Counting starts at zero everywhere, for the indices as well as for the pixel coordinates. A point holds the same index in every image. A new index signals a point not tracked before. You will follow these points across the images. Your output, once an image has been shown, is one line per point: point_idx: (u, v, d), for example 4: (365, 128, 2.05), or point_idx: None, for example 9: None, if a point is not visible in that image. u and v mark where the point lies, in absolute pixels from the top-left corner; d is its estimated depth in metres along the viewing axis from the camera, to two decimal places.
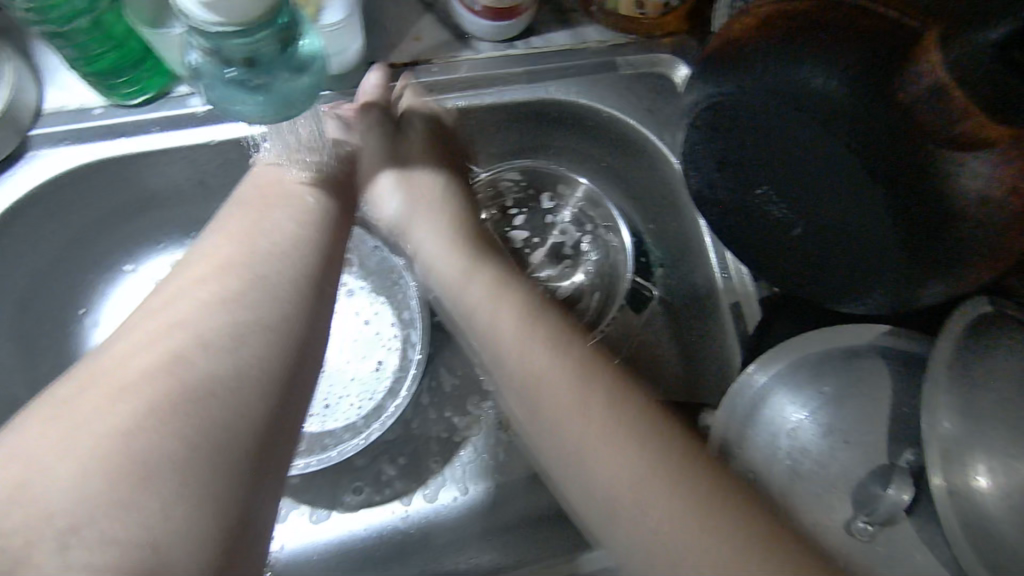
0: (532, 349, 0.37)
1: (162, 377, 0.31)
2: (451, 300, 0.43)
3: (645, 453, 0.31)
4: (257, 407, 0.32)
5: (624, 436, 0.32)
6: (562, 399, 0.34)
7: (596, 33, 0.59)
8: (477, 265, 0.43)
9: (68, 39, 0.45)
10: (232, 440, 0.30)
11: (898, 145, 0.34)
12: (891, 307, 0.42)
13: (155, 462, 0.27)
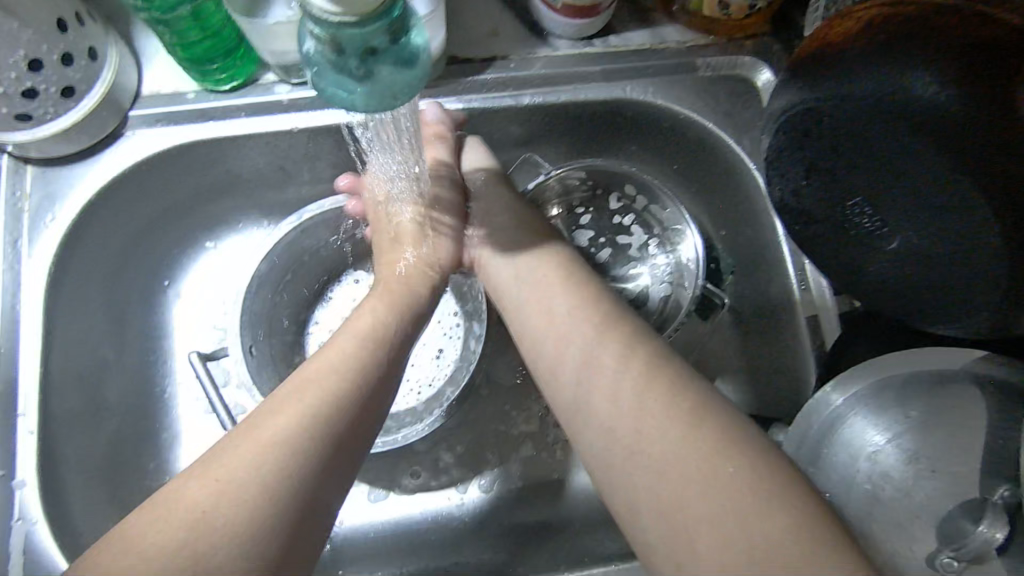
0: (605, 390, 0.40)
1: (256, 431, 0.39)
2: (530, 314, 0.48)
3: (713, 495, 0.34)
4: (306, 473, 0.38)
5: (698, 479, 0.35)
6: (644, 442, 0.37)
7: (675, 33, 0.57)
8: (559, 285, 0.48)
9: (168, 25, 0.47)
10: (278, 498, 0.36)
11: (1008, 161, 0.32)
12: (992, 333, 0.39)
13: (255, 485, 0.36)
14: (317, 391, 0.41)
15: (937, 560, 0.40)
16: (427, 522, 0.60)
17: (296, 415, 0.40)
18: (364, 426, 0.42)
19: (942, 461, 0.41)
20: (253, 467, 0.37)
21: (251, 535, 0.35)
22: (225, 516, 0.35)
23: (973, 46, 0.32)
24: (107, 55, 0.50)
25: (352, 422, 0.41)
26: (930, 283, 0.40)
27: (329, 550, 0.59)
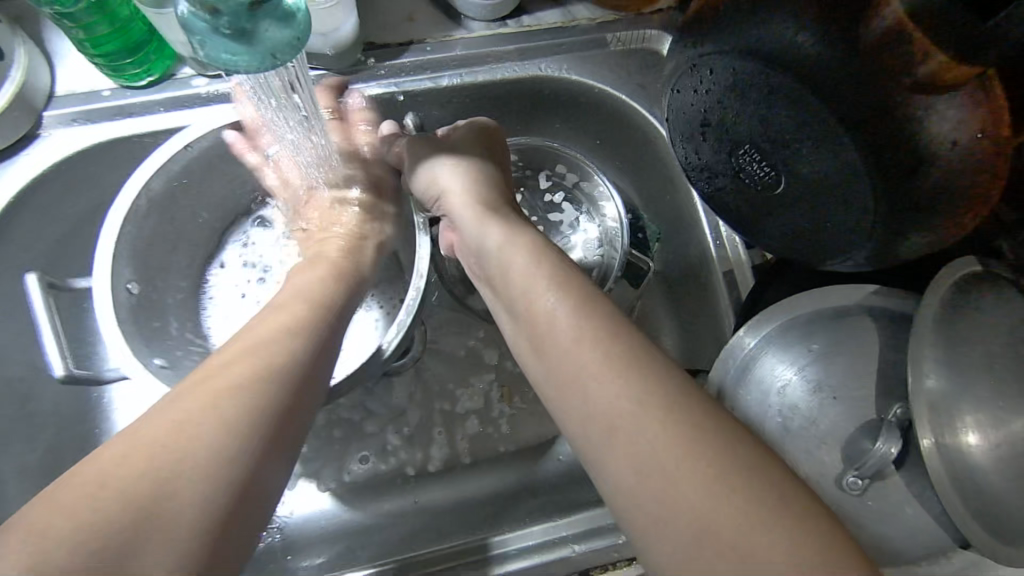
0: (530, 292, 0.39)
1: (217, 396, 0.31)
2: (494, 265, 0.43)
3: (651, 411, 0.31)
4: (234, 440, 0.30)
5: (591, 371, 0.34)
6: (613, 405, 0.32)
7: (585, 10, 0.60)
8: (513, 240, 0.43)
9: (73, 19, 0.46)
10: (237, 460, 0.30)
11: (869, 90, 0.33)
12: (875, 262, 0.42)
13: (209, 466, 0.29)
14: (277, 342, 0.36)
15: (845, 481, 0.43)
16: (377, 503, 0.61)
17: (252, 366, 0.34)
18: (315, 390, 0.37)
19: (843, 387, 0.44)
20: (199, 433, 0.29)
21: (182, 522, 0.27)
22: (180, 507, 0.27)
23: None
24: (14, 53, 0.50)
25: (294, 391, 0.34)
26: (819, 224, 0.42)
27: (278, 539, 0.58)
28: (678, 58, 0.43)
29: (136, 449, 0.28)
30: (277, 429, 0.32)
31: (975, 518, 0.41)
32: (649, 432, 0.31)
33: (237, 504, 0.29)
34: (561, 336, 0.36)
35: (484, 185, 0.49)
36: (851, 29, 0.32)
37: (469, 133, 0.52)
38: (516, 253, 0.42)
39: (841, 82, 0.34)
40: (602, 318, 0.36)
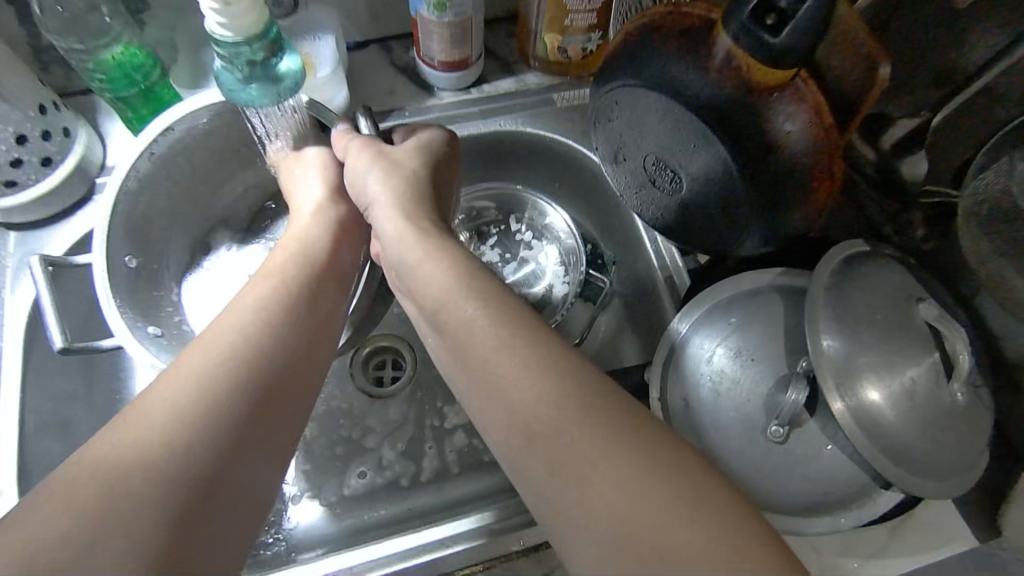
0: (446, 293, 0.44)
1: (173, 421, 0.38)
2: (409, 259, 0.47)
3: (560, 405, 0.38)
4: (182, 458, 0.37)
5: (508, 380, 0.40)
6: (528, 401, 0.39)
7: (535, 77, 0.73)
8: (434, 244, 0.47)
9: (125, 101, 0.59)
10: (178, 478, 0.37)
11: (723, 99, 0.44)
12: (770, 241, 0.51)
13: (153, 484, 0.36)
14: (239, 358, 0.43)
15: (769, 431, 0.50)
16: (376, 510, 0.67)
17: (211, 386, 0.41)
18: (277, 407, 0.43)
19: (759, 351, 0.52)
20: (161, 444, 0.37)
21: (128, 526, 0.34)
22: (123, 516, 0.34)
23: (683, 31, 0.45)
24: (78, 133, 0.62)
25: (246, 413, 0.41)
26: (717, 215, 0.52)
27: (284, 545, 0.64)
28: (597, 97, 0.54)
29: (112, 453, 0.37)
30: (231, 433, 0.40)
31: (880, 452, 0.47)
32: (567, 424, 0.37)
33: (218, 464, 0.38)
34: (480, 348, 0.42)
35: (422, 197, 0.52)
36: (702, 52, 0.44)
37: (420, 150, 0.55)
38: (431, 253, 0.47)
39: (705, 96, 0.45)
40: (516, 328, 0.42)
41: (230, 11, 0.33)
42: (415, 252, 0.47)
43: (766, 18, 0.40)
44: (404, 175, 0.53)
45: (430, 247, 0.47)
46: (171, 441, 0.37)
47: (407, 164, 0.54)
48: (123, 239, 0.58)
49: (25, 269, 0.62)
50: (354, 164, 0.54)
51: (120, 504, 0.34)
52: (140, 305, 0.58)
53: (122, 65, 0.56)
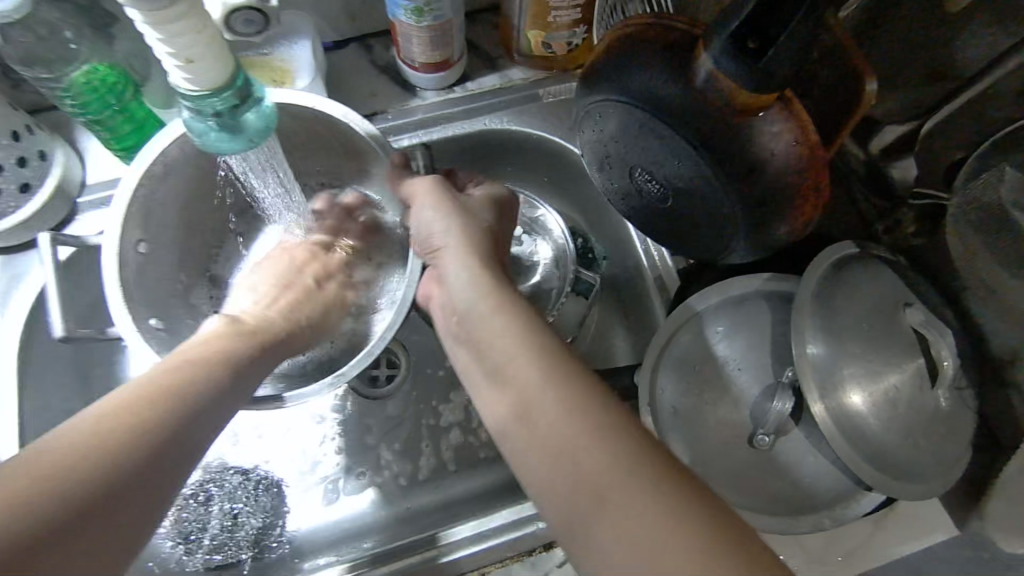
0: (498, 343, 0.42)
1: (111, 420, 0.36)
2: (472, 313, 0.45)
3: (605, 455, 0.35)
4: (106, 461, 0.34)
5: (576, 440, 0.36)
6: (574, 456, 0.35)
7: (520, 73, 0.71)
8: (501, 295, 0.44)
9: (99, 124, 0.58)
10: (95, 482, 0.34)
11: (710, 117, 0.43)
12: (758, 251, 0.51)
13: (62, 477, 0.33)
14: (179, 378, 0.41)
15: (755, 439, 0.52)
16: (376, 511, 0.69)
17: (143, 396, 0.38)
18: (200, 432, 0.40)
19: (746, 360, 0.54)
20: (81, 446, 0.34)
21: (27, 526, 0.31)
22: (26, 515, 0.31)
23: (669, 46, 0.44)
24: (55, 154, 0.61)
25: (174, 424, 0.38)
26: (704, 225, 0.52)
27: (288, 548, 0.66)
28: (581, 104, 0.53)
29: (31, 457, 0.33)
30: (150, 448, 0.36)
31: (864, 459, 0.48)
32: (638, 492, 0.33)
33: (119, 491, 0.34)
34: (544, 409, 0.38)
35: (481, 244, 0.49)
36: (686, 69, 0.43)
37: (489, 202, 0.53)
38: (490, 301, 0.44)
39: (692, 113, 0.44)
40: (571, 382, 0.38)
41: (194, 68, 0.33)
42: (487, 303, 0.44)
43: (748, 42, 0.38)
44: (475, 220, 0.51)
45: (502, 300, 0.44)
46: (94, 442, 0.35)
47: (478, 213, 0.52)
48: (137, 223, 0.54)
49: (13, 291, 0.62)
50: (426, 203, 0.51)
51: (20, 506, 0.31)
52: (148, 298, 0.56)
53: (95, 87, 0.55)
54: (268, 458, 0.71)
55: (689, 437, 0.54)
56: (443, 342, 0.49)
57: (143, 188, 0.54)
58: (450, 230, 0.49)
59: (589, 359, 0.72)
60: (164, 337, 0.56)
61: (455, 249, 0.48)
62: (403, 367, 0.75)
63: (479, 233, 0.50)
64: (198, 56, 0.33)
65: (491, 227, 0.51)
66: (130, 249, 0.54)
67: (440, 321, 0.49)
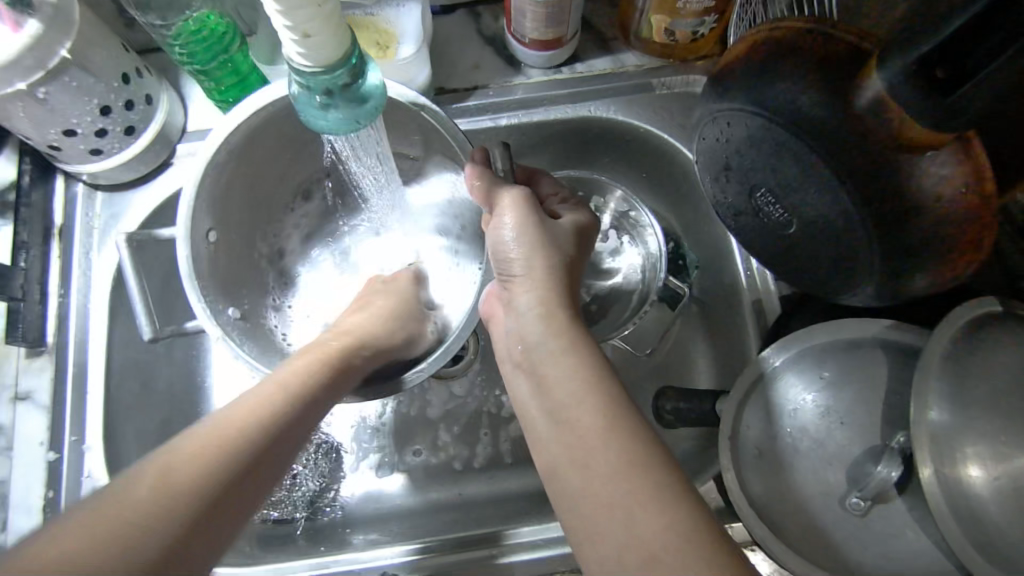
0: (562, 384, 0.41)
1: (209, 440, 0.40)
2: (540, 352, 0.44)
3: (659, 512, 0.35)
4: (211, 482, 0.39)
5: (636, 496, 0.36)
6: (629, 508, 0.35)
7: (634, 58, 0.66)
8: (574, 343, 0.43)
9: (206, 74, 0.57)
10: (200, 501, 0.38)
11: (860, 146, 0.38)
12: (884, 298, 0.45)
13: (170, 497, 0.37)
14: (268, 397, 0.45)
15: (849, 501, 0.48)
16: (428, 493, 0.69)
17: (239, 418, 0.43)
18: (285, 449, 0.44)
19: (851, 416, 0.50)
20: (191, 466, 0.38)
21: (145, 538, 0.34)
22: (148, 533, 0.35)
23: (825, 59, 0.38)
24: (160, 99, 0.61)
25: (264, 448, 0.43)
26: (827, 261, 0.47)
27: (340, 514, 0.67)
28: (705, 106, 0.47)
29: (149, 478, 0.37)
30: (244, 472, 0.41)
31: (975, 548, 0.43)
32: (692, 565, 0.33)
33: (222, 509, 0.38)
34: (603, 460, 0.37)
35: (559, 275, 0.48)
36: (843, 89, 0.37)
37: (575, 231, 0.52)
38: (565, 342, 0.44)
39: (837, 139, 0.38)
40: (633, 439, 0.38)
41: (310, 43, 0.31)
42: (560, 343, 0.44)
43: (936, 71, 0.33)
44: (558, 247, 0.49)
45: (574, 344, 0.43)
46: (198, 461, 0.39)
47: (563, 238, 0.50)
48: (205, 212, 0.54)
49: (110, 230, 0.63)
50: (508, 218, 0.49)
51: (143, 525, 0.35)
52: (221, 283, 0.57)
53: (203, 36, 0.54)
54: (329, 421, 0.71)
55: (770, 483, 0.51)
56: (500, 367, 0.49)
57: (210, 176, 0.53)
58: (530, 261, 0.48)
59: (665, 372, 0.68)
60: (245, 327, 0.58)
61: (529, 278, 0.47)
62: (470, 351, 0.71)
63: (560, 264, 0.48)
64: (315, 30, 0.30)
65: (573, 256, 0.50)
66: (202, 241, 0.54)
67: (501, 345, 0.49)
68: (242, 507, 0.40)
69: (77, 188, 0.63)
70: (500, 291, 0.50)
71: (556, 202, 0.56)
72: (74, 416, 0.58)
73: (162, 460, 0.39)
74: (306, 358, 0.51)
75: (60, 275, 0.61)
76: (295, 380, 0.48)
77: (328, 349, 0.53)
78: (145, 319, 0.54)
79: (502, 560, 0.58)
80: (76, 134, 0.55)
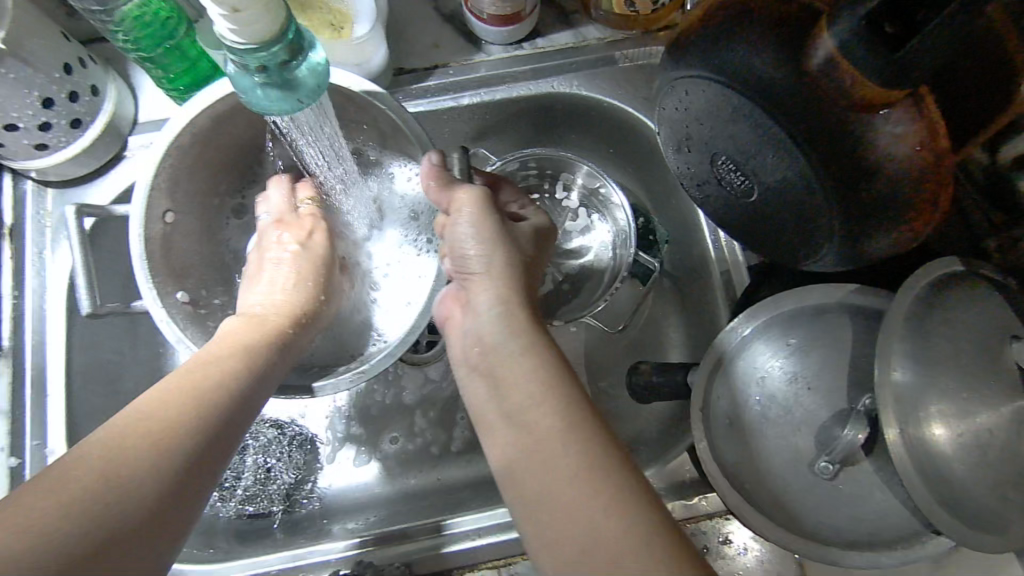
0: (517, 385, 0.41)
1: (157, 413, 0.40)
2: (494, 348, 0.44)
3: (617, 509, 0.35)
4: (169, 454, 0.39)
5: (591, 497, 0.35)
6: (587, 510, 0.35)
7: (595, 31, 0.65)
8: (532, 339, 0.43)
9: (151, 62, 0.55)
10: (160, 475, 0.38)
11: (819, 109, 0.37)
12: (847, 262, 0.45)
13: (124, 468, 0.37)
14: (213, 369, 0.45)
15: (818, 465, 0.49)
16: (406, 479, 0.68)
17: (184, 391, 0.43)
18: (238, 419, 0.45)
19: (818, 380, 0.51)
20: (142, 438, 0.39)
21: (100, 510, 0.35)
22: (99, 503, 0.35)
23: (778, 21, 0.37)
24: (107, 90, 0.59)
25: (219, 419, 0.43)
26: (790, 228, 0.46)
27: (318, 505, 0.67)
28: (664, 76, 0.46)
29: (107, 450, 0.37)
30: (202, 444, 0.41)
31: (939, 504, 0.44)
32: (651, 567, 0.33)
33: (184, 479, 0.39)
34: (562, 466, 0.37)
35: (518, 271, 0.48)
36: (798, 51, 0.37)
37: (532, 233, 0.52)
38: (522, 338, 0.43)
39: (795, 103, 0.38)
40: (589, 440, 0.38)
41: (241, 19, 0.29)
42: (515, 340, 0.43)
43: (885, 26, 0.34)
44: (515, 243, 0.49)
45: (531, 345, 0.43)
46: (151, 434, 0.39)
47: (520, 240, 0.50)
48: (167, 185, 0.53)
49: (63, 227, 0.61)
50: (466, 216, 0.49)
51: (97, 498, 0.35)
52: (172, 268, 0.55)
53: (146, 22, 0.52)
54: (303, 413, 0.70)
55: (741, 450, 0.51)
56: (456, 371, 0.47)
57: (178, 149, 0.52)
58: (488, 260, 0.48)
59: (638, 347, 0.68)
60: (191, 312, 0.55)
61: (488, 274, 0.47)
62: (444, 335, 0.72)
63: (519, 263, 0.48)
64: (245, 5, 0.29)
65: (529, 254, 0.51)
66: (158, 220, 0.53)
67: (455, 345, 0.48)
68: (202, 475, 0.40)
69: (25, 185, 0.61)
70: (456, 292, 0.50)
71: (515, 205, 0.55)
72: (35, 420, 0.57)
73: (111, 433, 0.38)
74: (246, 332, 0.51)
75: (13, 275, 0.59)
76: (234, 354, 0.48)
77: (267, 322, 0.53)
78: (86, 296, 0.50)
79: (444, 551, 0.58)
80: (18, 129, 0.53)
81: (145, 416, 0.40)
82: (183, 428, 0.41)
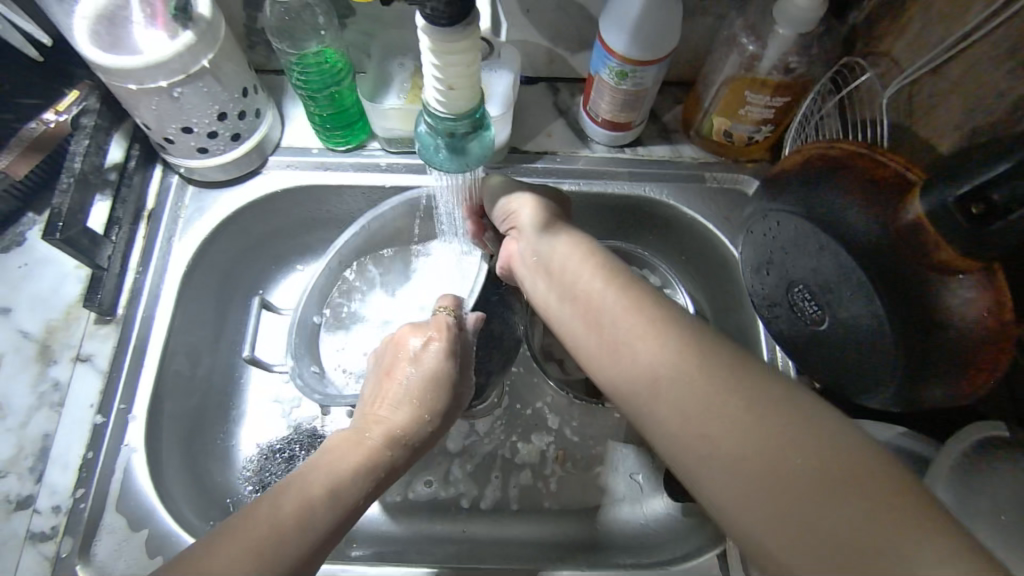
0: (614, 327, 0.45)
1: (301, 485, 0.45)
2: (591, 292, 0.48)
3: (747, 415, 0.36)
4: (310, 528, 0.43)
5: (722, 411, 0.37)
6: (730, 423, 0.36)
7: (691, 150, 0.72)
8: (619, 281, 0.48)
9: (313, 101, 0.64)
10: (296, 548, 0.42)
11: (897, 257, 0.43)
12: (900, 407, 0.48)
13: (271, 538, 0.41)
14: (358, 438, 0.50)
15: None
16: (433, 524, 0.70)
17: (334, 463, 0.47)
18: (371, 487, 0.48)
19: None
20: (290, 509, 0.43)
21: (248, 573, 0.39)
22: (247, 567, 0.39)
23: (871, 179, 0.44)
24: (266, 115, 0.68)
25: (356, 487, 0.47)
26: (852, 363, 0.50)
27: None
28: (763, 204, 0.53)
29: (256, 513, 0.42)
30: (339, 514, 0.45)
31: None
32: (800, 453, 0.34)
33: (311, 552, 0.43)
34: (675, 391, 0.39)
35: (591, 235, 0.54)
36: (887, 211, 0.43)
37: None
38: (608, 281, 0.48)
39: (880, 251, 0.43)
40: (687, 352, 0.40)
41: (451, 94, 0.37)
42: (603, 283, 0.48)
43: (971, 207, 0.37)
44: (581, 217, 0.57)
45: (619, 284, 0.48)
46: (298, 504, 0.44)
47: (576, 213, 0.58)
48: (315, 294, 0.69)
49: (193, 221, 0.68)
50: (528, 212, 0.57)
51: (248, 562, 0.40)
52: None
53: (324, 68, 0.61)
54: None
55: None
56: (553, 314, 0.53)
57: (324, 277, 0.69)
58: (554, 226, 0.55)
59: None
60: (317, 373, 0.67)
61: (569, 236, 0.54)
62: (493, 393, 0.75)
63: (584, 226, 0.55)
64: (458, 84, 0.36)
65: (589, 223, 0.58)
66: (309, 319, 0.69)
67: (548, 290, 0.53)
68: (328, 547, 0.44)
69: (172, 179, 0.69)
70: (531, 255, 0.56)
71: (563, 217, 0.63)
72: (124, 386, 0.61)
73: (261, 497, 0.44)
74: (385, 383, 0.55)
75: (141, 254, 0.66)
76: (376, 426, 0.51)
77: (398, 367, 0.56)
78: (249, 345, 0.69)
79: None
80: (191, 132, 0.62)
81: (307, 488, 0.45)
82: (343, 504, 0.45)
